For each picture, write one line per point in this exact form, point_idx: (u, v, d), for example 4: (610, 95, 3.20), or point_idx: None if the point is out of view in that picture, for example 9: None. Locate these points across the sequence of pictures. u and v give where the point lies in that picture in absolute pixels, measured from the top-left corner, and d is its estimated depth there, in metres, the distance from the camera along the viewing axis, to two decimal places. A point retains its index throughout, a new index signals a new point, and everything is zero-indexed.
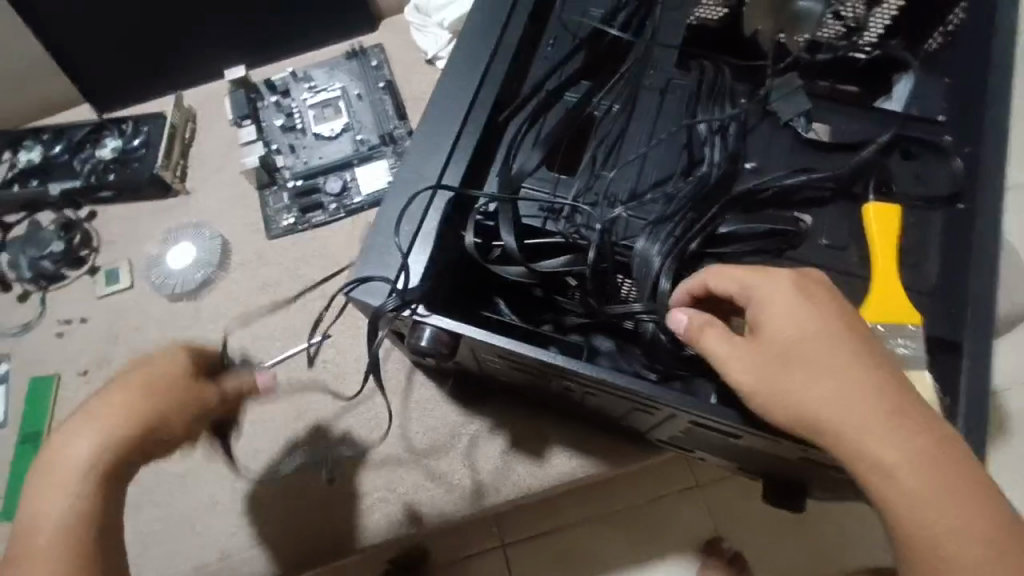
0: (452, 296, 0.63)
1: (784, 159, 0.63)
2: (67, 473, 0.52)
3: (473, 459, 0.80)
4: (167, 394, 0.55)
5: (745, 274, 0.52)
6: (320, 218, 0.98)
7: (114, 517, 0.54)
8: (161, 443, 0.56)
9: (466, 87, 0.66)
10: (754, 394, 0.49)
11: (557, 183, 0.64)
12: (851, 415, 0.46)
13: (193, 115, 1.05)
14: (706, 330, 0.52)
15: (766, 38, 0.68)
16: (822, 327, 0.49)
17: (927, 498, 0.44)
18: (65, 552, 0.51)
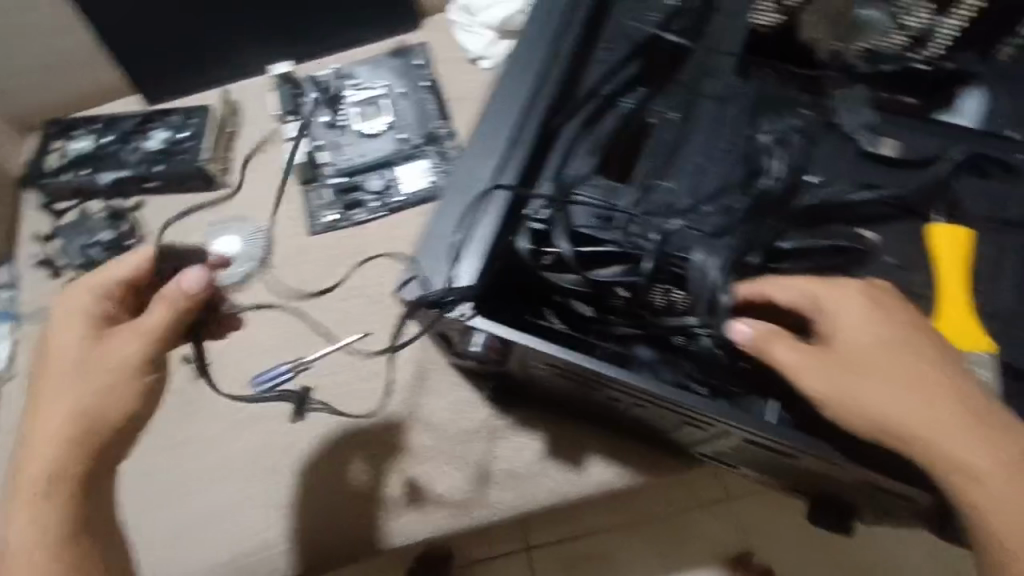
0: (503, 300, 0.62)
1: (851, 173, 0.61)
2: (37, 479, 0.54)
3: (511, 464, 0.80)
4: (91, 375, 0.55)
5: (813, 284, 0.53)
6: (362, 216, 0.98)
7: (86, 513, 0.55)
8: (119, 431, 0.56)
9: (521, 92, 0.66)
10: (828, 403, 0.50)
11: (611, 190, 0.62)
12: (927, 419, 0.48)
13: (238, 109, 1.05)
14: (776, 340, 0.52)
15: (823, 49, 0.63)
16: (892, 334, 0.50)
17: (1010, 498, 0.46)
18: (45, 554, 0.52)
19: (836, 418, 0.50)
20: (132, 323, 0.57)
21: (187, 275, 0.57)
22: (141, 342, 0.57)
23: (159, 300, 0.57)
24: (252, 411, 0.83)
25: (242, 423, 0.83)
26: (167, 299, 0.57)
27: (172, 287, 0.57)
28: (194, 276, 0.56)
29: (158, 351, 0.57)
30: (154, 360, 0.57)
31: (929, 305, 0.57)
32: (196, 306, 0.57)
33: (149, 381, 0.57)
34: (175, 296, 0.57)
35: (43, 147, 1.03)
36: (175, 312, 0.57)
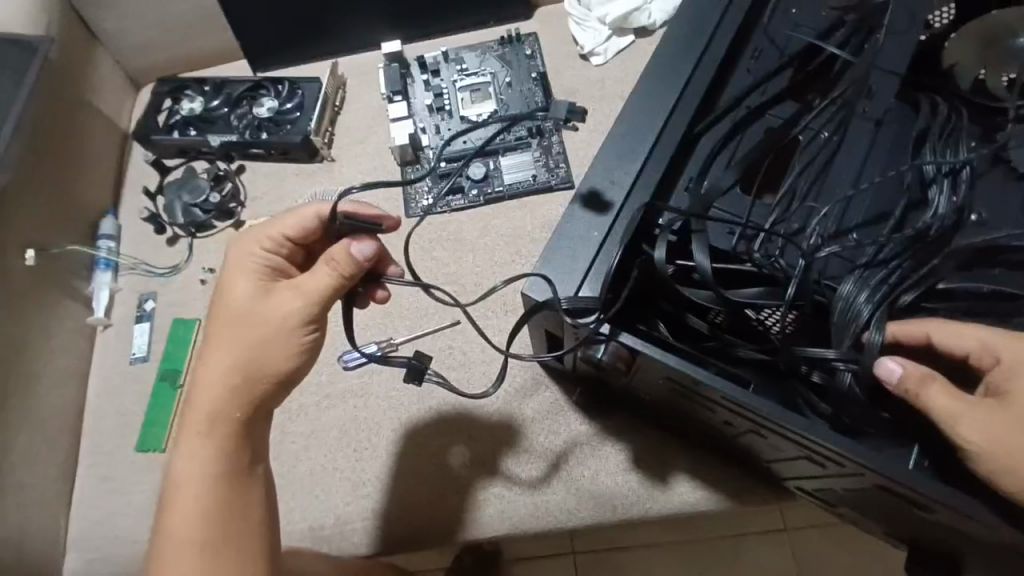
0: (625, 310, 0.61)
1: (1014, 216, 0.57)
2: (202, 419, 0.60)
3: (593, 473, 0.78)
4: (259, 330, 0.61)
5: (989, 335, 0.51)
6: (459, 203, 0.97)
7: (243, 455, 0.62)
8: (277, 383, 0.62)
9: (664, 96, 0.63)
10: (996, 460, 0.47)
11: (753, 206, 0.60)
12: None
13: (344, 83, 1.06)
14: (932, 384, 0.49)
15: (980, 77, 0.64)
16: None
17: None
18: (208, 489, 0.60)
19: (1001, 478, 0.46)
20: (299, 281, 0.61)
21: (356, 244, 0.60)
22: (305, 300, 0.61)
23: (326, 262, 0.60)
24: (342, 384, 0.85)
25: (329, 397, 0.84)
26: (335, 261, 0.60)
27: (341, 249, 0.60)
28: (362, 248, 0.60)
29: (320, 310, 0.62)
30: (314, 317, 0.62)
31: None
32: (358, 272, 0.60)
33: (307, 338, 0.62)
34: (341, 260, 0.60)
35: (153, 104, 1.03)
36: (341, 274, 0.60)
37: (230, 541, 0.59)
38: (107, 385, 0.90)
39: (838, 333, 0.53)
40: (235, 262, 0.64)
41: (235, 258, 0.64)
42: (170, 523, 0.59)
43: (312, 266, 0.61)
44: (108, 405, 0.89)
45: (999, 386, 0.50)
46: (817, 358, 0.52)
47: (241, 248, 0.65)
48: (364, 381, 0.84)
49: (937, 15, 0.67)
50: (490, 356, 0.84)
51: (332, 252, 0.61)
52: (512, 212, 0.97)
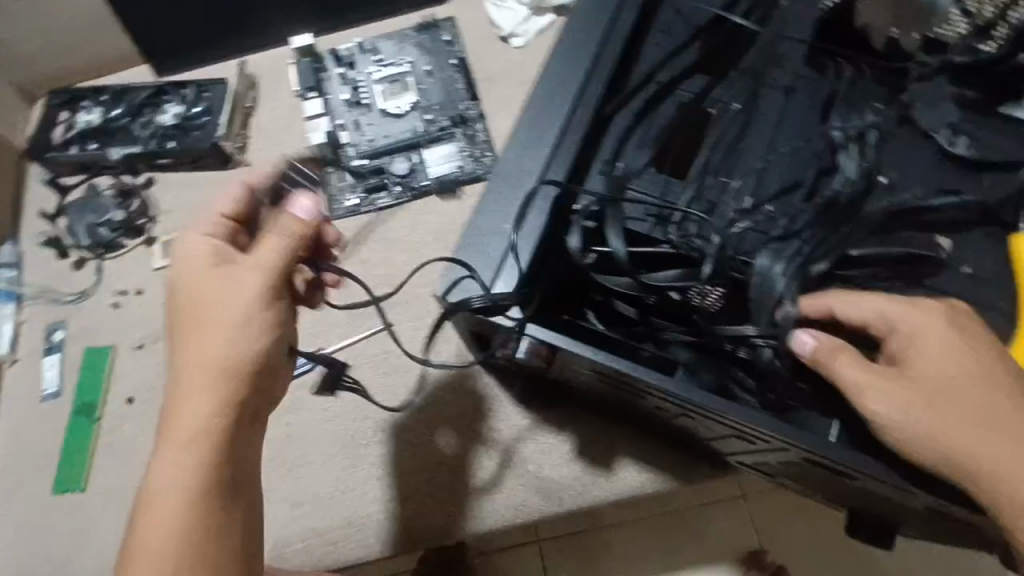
0: (547, 303, 0.58)
1: (926, 177, 0.56)
2: (178, 422, 0.52)
3: (536, 466, 0.77)
4: (229, 312, 0.54)
5: (891, 304, 0.50)
6: (384, 201, 0.93)
7: (232, 463, 0.53)
8: (257, 372, 0.55)
9: (572, 78, 0.61)
10: (896, 429, 0.47)
11: (667, 185, 0.59)
12: (1002, 450, 0.46)
13: (255, 83, 1.00)
14: (839, 356, 0.49)
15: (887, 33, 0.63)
16: (964, 365, 0.48)
17: None
18: (189, 501, 0.50)
19: (902, 448, 0.47)
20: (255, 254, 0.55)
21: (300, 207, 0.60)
22: (267, 271, 0.55)
23: (277, 230, 0.56)
24: None
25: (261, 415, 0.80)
26: (287, 227, 0.57)
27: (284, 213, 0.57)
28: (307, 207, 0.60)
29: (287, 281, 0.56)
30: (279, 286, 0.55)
31: (1007, 323, 0.53)
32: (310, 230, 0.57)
33: (278, 312, 0.56)
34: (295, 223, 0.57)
35: (47, 118, 0.96)
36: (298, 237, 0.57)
37: (209, 563, 0.50)
38: (20, 424, 0.84)
39: (756, 310, 0.52)
40: (185, 248, 0.57)
41: (184, 244, 0.57)
42: (141, 548, 0.50)
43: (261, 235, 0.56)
44: (22, 446, 0.83)
45: (898, 353, 0.50)
46: (737, 335, 0.52)
47: (190, 235, 0.58)
48: (295, 397, 0.80)
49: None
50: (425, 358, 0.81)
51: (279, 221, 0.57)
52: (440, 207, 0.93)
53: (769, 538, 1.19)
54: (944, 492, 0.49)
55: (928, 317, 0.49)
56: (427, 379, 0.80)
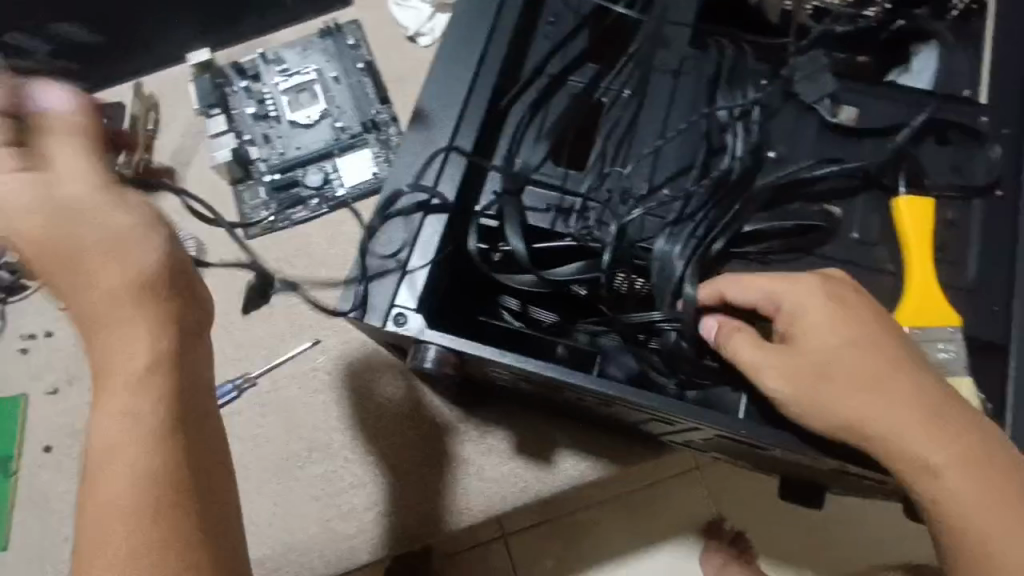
0: (452, 310, 0.60)
1: (810, 149, 0.57)
2: (109, 368, 0.42)
3: (476, 467, 0.76)
4: (66, 226, 0.43)
5: (775, 283, 0.51)
6: (300, 215, 0.92)
7: (190, 405, 0.42)
8: (175, 289, 0.44)
9: (459, 77, 0.60)
10: (794, 403, 0.49)
11: (566, 177, 0.59)
12: (896, 414, 0.47)
13: (155, 104, 0.96)
14: (735, 336, 0.51)
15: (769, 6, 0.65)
16: (854, 334, 0.49)
17: (970, 498, 0.46)
18: (146, 458, 0.40)
19: (803, 422, 0.49)
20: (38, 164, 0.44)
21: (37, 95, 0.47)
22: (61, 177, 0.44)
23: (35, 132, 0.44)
24: None
25: None
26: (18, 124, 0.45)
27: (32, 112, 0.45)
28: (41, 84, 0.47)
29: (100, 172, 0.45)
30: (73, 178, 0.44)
31: (898, 284, 0.54)
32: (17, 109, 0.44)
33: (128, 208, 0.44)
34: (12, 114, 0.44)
35: None
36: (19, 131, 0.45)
37: (178, 541, 0.39)
38: None
39: (660, 293, 0.53)
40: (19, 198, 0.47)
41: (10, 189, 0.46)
42: (84, 540, 0.38)
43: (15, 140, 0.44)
44: None
45: (786, 330, 0.51)
46: (643, 321, 0.53)
47: None
48: (223, 425, 0.78)
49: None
50: (356, 372, 0.79)
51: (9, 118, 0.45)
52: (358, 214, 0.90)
53: (726, 506, 1.19)
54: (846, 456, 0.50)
55: (807, 291, 0.51)
56: (359, 394, 0.78)
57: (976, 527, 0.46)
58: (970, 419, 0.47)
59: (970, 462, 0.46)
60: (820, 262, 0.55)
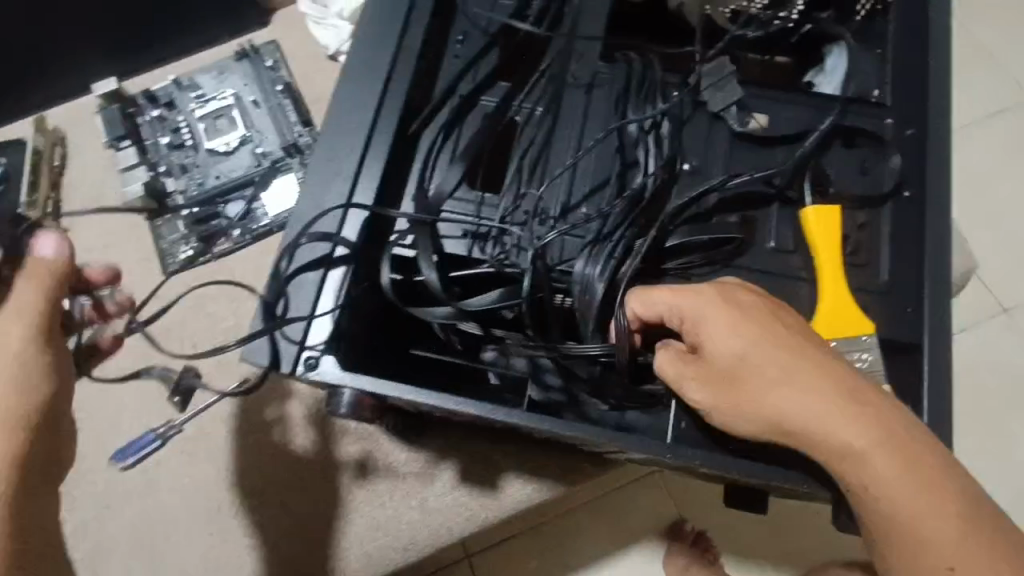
0: (369, 352, 0.58)
1: (723, 160, 0.57)
2: None
3: (421, 500, 0.74)
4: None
5: (677, 296, 0.49)
6: (222, 247, 0.88)
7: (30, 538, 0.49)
8: (48, 421, 0.53)
9: (365, 105, 0.58)
10: (716, 410, 0.48)
11: (482, 202, 0.57)
12: (811, 407, 0.45)
13: (62, 139, 0.91)
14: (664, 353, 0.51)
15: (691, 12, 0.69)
16: (761, 330, 0.47)
17: (901, 482, 0.43)
18: None
19: (720, 423, 0.48)
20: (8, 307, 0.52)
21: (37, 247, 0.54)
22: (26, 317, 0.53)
23: (34, 276, 0.53)
24: (123, 488, 0.75)
25: (111, 504, 0.74)
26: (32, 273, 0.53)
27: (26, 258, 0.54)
28: (51, 242, 0.54)
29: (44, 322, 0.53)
30: (42, 328, 0.53)
31: (815, 291, 0.54)
32: (48, 268, 0.54)
33: (52, 357, 0.54)
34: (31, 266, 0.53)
35: None
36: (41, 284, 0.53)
37: None
38: None
39: (582, 318, 0.52)
40: None
41: None
42: None
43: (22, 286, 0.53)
44: None
45: (695, 340, 0.49)
46: (578, 355, 0.51)
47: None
48: (149, 476, 0.75)
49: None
50: (289, 410, 0.76)
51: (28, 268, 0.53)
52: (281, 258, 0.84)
53: (687, 506, 1.16)
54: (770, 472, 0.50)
55: (707, 298, 0.49)
56: (293, 433, 0.75)
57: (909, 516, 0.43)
58: (888, 403, 0.45)
59: (893, 447, 0.43)
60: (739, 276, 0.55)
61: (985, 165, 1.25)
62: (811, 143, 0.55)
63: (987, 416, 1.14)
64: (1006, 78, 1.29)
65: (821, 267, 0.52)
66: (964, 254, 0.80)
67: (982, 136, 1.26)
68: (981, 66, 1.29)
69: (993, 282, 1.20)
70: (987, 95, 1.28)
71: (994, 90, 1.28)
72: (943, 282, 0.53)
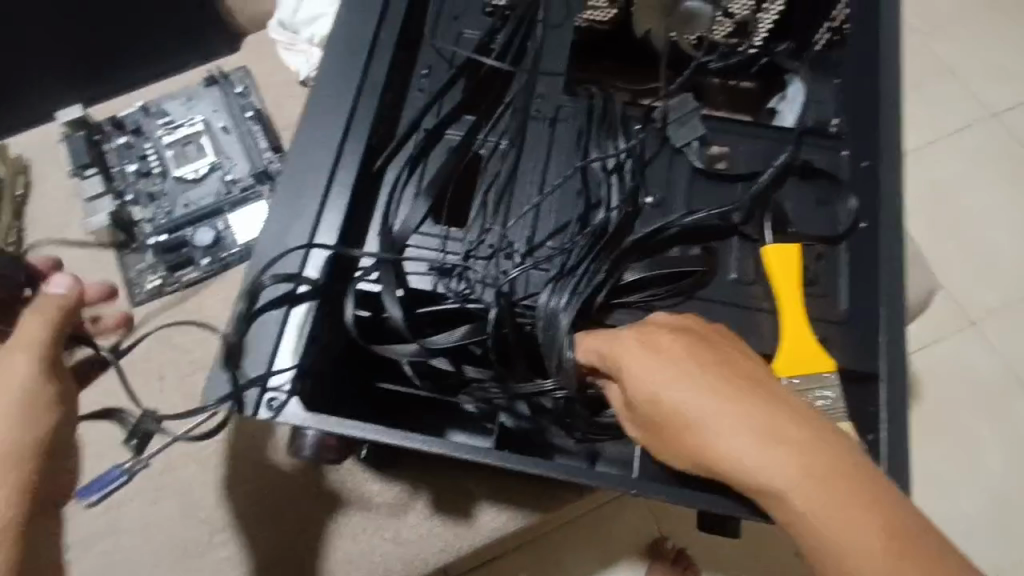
0: (333, 391, 0.58)
1: (685, 193, 0.58)
2: None
3: (392, 530, 0.73)
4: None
5: (603, 338, 0.50)
6: (191, 276, 0.87)
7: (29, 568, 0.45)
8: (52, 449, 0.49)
9: (328, 141, 0.58)
10: (653, 443, 0.49)
11: (446, 236, 0.57)
12: (724, 440, 0.44)
13: (25, 167, 0.90)
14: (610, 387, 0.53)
15: (657, 38, 0.70)
16: (678, 367, 0.47)
17: (819, 508, 0.41)
18: None
19: (659, 457, 0.50)
20: (15, 341, 0.50)
21: (50, 287, 0.55)
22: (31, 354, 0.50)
23: (40, 312, 0.52)
24: (88, 525, 0.73)
25: (75, 543, 0.73)
26: (42, 310, 0.52)
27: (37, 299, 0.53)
28: (62, 279, 0.54)
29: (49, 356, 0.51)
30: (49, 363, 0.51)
31: (775, 322, 0.55)
32: (59, 305, 0.53)
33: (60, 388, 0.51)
34: (42, 304, 0.52)
35: None
36: (49, 321, 0.52)
37: None
38: None
39: (547, 352, 0.52)
40: None
41: None
42: None
43: (30, 322, 0.51)
44: None
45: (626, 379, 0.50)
46: (534, 393, 0.53)
47: None
48: (117, 512, 0.74)
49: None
50: (258, 443, 0.75)
51: (39, 306, 0.52)
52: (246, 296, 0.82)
53: (666, 524, 1.16)
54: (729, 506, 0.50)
55: (628, 338, 0.50)
56: (263, 467, 0.74)
57: (839, 552, 0.41)
58: (811, 435, 0.43)
59: (810, 474, 0.42)
60: (702, 311, 0.55)
61: (948, 180, 1.28)
62: (769, 175, 0.55)
63: (957, 427, 1.16)
64: (965, 96, 1.32)
65: (782, 308, 0.53)
66: (922, 274, 0.82)
67: (942, 152, 1.30)
68: (939, 84, 1.33)
69: (958, 296, 1.22)
70: (948, 112, 1.31)
71: (953, 108, 1.32)
72: (901, 312, 0.54)
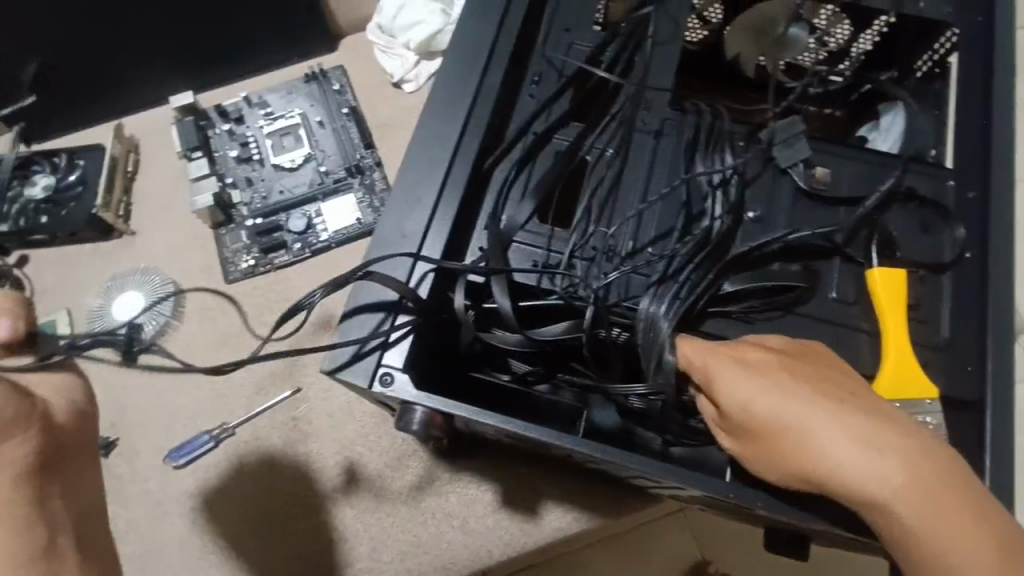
0: (430, 374, 0.60)
1: (788, 210, 0.60)
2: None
3: (460, 518, 0.75)
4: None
5: (694, 348, 0.50)
6: (282, 259, 0.91)
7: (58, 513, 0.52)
8: (57, 429, 0.53)
9: (444, 139, 0.62)
10: (745, 455, 0.49)
11: (551, 236, 0.59)
12: (825, 451, 0.45)
13: (136, 146, 0.97)
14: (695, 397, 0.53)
15: (747, 60, 0.72)
16: (771, 377, 0.48)
17: (923, 512, 0.43)
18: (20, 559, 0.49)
19: (748, 466, 0.49)
20: None
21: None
22: None
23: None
24: (175, 487, 0.77)
25: (163, 502, 0.77)
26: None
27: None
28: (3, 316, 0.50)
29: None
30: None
31: (874, 343, 0.56)
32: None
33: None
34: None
35: None
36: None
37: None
38: None
39: (646, 355, 0.52)
40: None
41: None
42: None
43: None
44: None
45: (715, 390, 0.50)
46: (628, 393, 0.54)
47: None
48: (201, 477, 0.77)
49: (710, 10, 0.70)
50: (338, 423, 0.79)
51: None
52: (340, 295, 0.85)
53: (712, 550, 1.14)
54: (828, 516, 0.50)
55: (719, 348, 0.50)
56: (340, 446, 0.78)
57: (943, 550, 0.43)
58: (907, 437, 0.45)
59: (912, 481, 0.43)
60: (798, 327, 0.56)
61: None
62: (874, 201, 0.56)
63: None
64: None
65: (886, 329, 0.53)
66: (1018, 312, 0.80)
67: None
68: None
69: None
70: None
71: None
72: (1004, 344, 0.54)
